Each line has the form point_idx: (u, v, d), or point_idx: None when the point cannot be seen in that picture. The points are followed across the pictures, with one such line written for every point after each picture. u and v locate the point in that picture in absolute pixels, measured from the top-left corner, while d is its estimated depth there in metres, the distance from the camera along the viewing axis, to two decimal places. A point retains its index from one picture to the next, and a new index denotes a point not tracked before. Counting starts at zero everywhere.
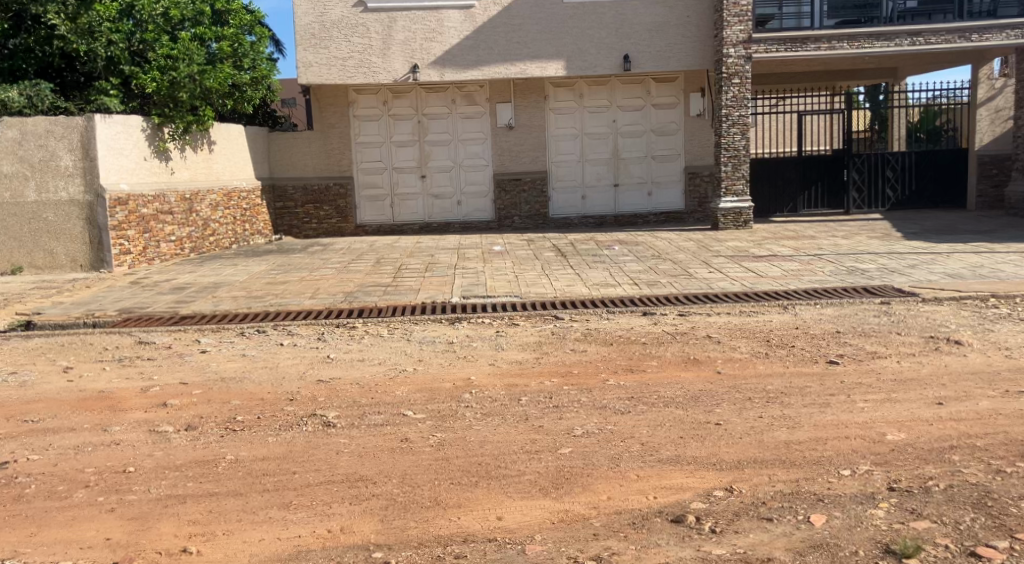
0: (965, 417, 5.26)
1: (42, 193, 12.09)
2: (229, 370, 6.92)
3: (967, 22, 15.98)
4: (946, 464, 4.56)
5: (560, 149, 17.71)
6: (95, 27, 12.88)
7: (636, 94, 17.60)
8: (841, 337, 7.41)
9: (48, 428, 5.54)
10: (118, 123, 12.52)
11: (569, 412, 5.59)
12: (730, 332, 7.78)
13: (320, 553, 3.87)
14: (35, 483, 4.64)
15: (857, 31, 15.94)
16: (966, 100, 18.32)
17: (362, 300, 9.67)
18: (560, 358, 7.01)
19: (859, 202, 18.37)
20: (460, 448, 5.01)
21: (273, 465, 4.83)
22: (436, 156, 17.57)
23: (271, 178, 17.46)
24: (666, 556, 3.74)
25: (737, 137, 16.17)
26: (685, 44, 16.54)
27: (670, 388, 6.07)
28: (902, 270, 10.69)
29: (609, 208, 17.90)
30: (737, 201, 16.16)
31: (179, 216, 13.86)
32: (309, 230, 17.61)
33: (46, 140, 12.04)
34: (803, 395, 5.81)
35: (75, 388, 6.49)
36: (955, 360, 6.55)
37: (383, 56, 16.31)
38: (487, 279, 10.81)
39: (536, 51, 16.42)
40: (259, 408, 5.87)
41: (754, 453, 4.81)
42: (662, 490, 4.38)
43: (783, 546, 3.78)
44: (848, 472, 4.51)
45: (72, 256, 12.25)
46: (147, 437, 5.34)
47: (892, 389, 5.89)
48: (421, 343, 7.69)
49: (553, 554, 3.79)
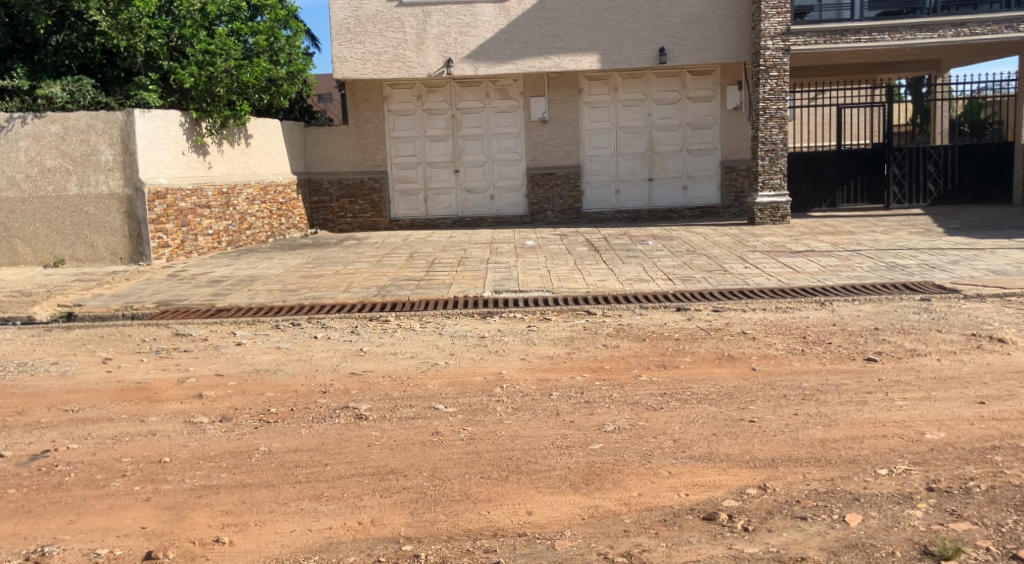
0: (1009, 416, 5.13)
1: (84, 187, 12.31)
2: (264, 362, 7.00)
3: (1013, 12, 15.65)
4: (988, 464, 4.46)
5: (594, 142, 17.62)
6: (135, 23, 12.91)
7: (671, 87, 17.46)
8: (879, 334, 7.28)
9: (87, 418, 5.63)
10: (157, 119, 12.73)
11: (600, 408, 5.55)
12: (765, 328, 7.69)
13: (352, 544, 3.89)
14: (74, 472, 4.73)
15: (898, 22, 15.65)
16: (1012, 93, 17.71)
17: (395, 294, 9.70)
18: (592, 354, 6.97)
19: (899, 196, 18.04)
20: (491, 442, 5.00)
21: (306, 456, 4.87)
22: (469, 150, 17.58)
23: (306, 173, 17.61)
24: (696, 554, 3.69)
25: (775, 131, 15.95)
26: (721, 36, 16.35)
27: (704, 385, 6.00)
28: (944, 266, 10.47)
29: (644, 203, 17.78)
30: (775, 196, 15.94)
31: (217, 210, 14.05)
32: (344, 223, 17.75)
33: (87, 135, 12.24)
34: (840, 392, 5.71)
35: (113, 378, 6.60)
36: (998, 358, 6.40)
37: (417, 51, 16.36)
38: (519, 274, 10.80)
39: (571, 44, 16.34)
40: (293, 399, 5.93)
41: (788, 451, 4.74)
42: (694, 487, 4.34)
43: (817, 546, 3.72)
44: (885, 472, 4.42)
45: (112, 248, 12.44)
46: (183, 427, 5.41)
47: (931, 387, 5.76)
48: (452, 336, 7.73)
49: (583, 549, 3.77)
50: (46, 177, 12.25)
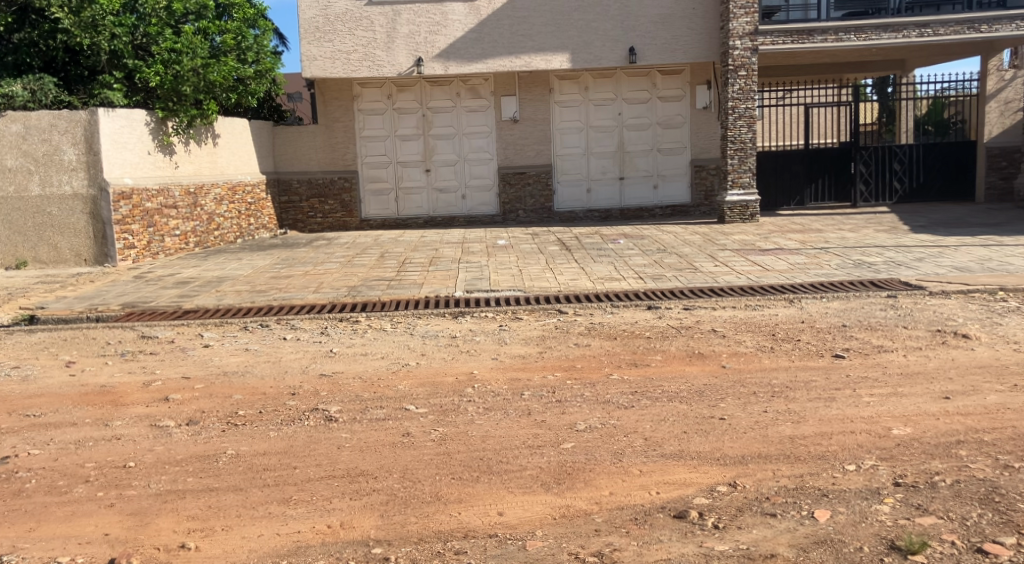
0: (973, 411, 5.21)
1: (46, 187, 12.09)
2: (232, 364, 6.91)
3: (976, 13, 15.88)
4: (953, 459, 4.51)
5: (565, 141, 17.64)
6: (99, 20, 12.80)
7: (641, 86, 17.51)
8: (847, 331, 7.35)
9: (49, 423, 5.53)
10: (122, 117, 12.51)
11: (572, 408, 5.54)
12: (735, 326, 7.72)
13: (320, 548, 3.84)
14: (35, 478, 4.63)
15: (864, 22, 15.83)
16: (976, 93, 18.00)
17: (365, 294, 9.65)
18: (563, 353, 6.96)
19: (866, 194, 18.26)
20: (462, 442, 4.98)
21: (274, 459, 4.81)
22: (440, 148, 17.50)
23: (275, 173, 17.44)
24: (668, 553, 3.70)
25: (744, 130, 16.05)
26: (691, 36, 16.43)
27: (674, 383, 6.02)
28: (909, 263, 10.63)
29: (614, 201, 17.84)
30: (744, 194, 16.06)
31: (184, 211, 13.87)
32: (314, 224, 17.62)
33: (49, 135, 12.01)
34: (808, 389, 5.76)
35: (78, 382, 6.48)
36: (962, 354, 6.50)
37: (387, 49, 16.28)
38: (491, 273, 10.80)
39: (541, 44, 16.33)
40: (261, 402, 5.86)
41: (758, 448, 4.77)
42: (665, 486, 4.34)
43: (787, 543, 3.74)
44: (853, 467, 4.46)
45: (76, 250, 12.25)
46: (148, 431, 5.32)
47: (898, 383, 5.83)
48: (423, 336, 7.70)
49: (554, 550, 3.76)
50: (7, 177, 12.01)
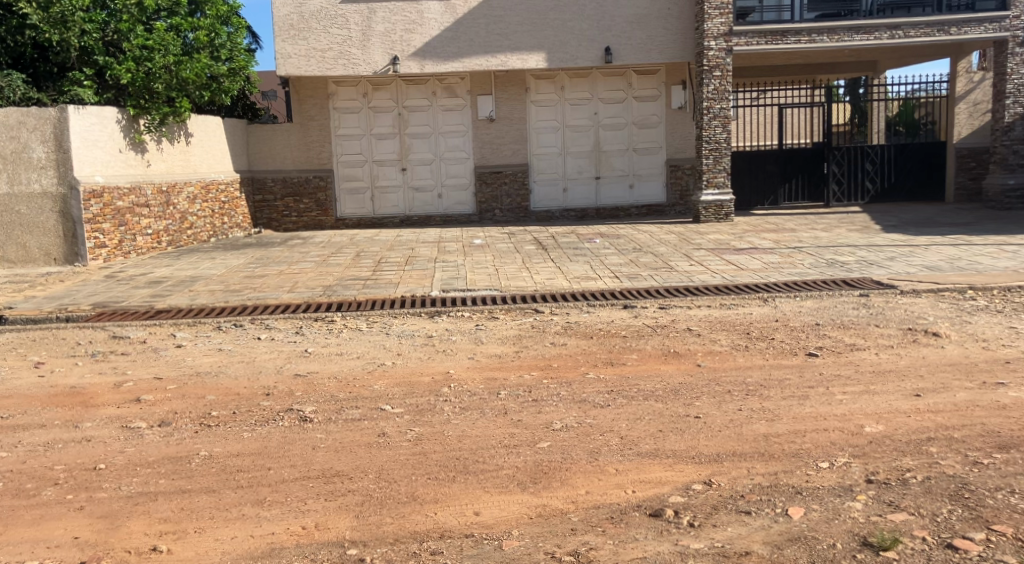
0: (944, 408, 5.27)
1: (15, 186, 11.91)
2: (206, 364, 6.84)
3: (946, 15, 16.09)
4: (924, 456, 4.56)
5: (541, 140, 17.65)
6: (68, 17, 12.84)
7: (617, 86, 17.57)
8: (820, 330, 7.41)
9: (17, 425, 5.44)
10: (93, 115, 12.33)
11: (548, 407, 5.54)
12: (710, 325, 7.76)
13: (294, 549, 3.81)
14: (2, 481, 4.55)
15: (836, 23, 15.98)
16: (945, 94, 18.23)
17: (341, 294, 9.59)
18: (540, 352, 6.95)
19: (839, 194, 18.45)
20: (438, 442, 4.97)
21: (247, 461, 4.77)
22: (416, 147, 17.45)
23: (250, 171, 17.29)
24: (643, 551, 3.71)
25: (719, 130, 16.14)
26: (666, 36, 16.50)
27: (650, 382, 6.04)
28: (881, 262, 10.75)
29: (590, 201, 17.88)
30: (719, 194, 16.16)
31: (156, 210, 13.71)
32: (289, 223, 17.50)
33: (18, 132, 11.83)
34: (783, 387, 5.81)
35: (47, 383, 6.38)
36: (933, 352, 6.58)
37: (362, 47, 16.19)
38: (467, 272, 10.78)
39: (517, 43, 16.33)
40: (235, 402, 5.80)
41: (733, 446, 4.80)
42: (641, 484, 4.36)
43: (761, 540, 3.76)
44: (827, 465, 4.50)
45: (46, 249, 12.07)
46: (120, 433, 5.25)
47: (870, 381, 5.89)
48: (399, 336, 7.68)
49: (530, 549, 3.76)
50: None
